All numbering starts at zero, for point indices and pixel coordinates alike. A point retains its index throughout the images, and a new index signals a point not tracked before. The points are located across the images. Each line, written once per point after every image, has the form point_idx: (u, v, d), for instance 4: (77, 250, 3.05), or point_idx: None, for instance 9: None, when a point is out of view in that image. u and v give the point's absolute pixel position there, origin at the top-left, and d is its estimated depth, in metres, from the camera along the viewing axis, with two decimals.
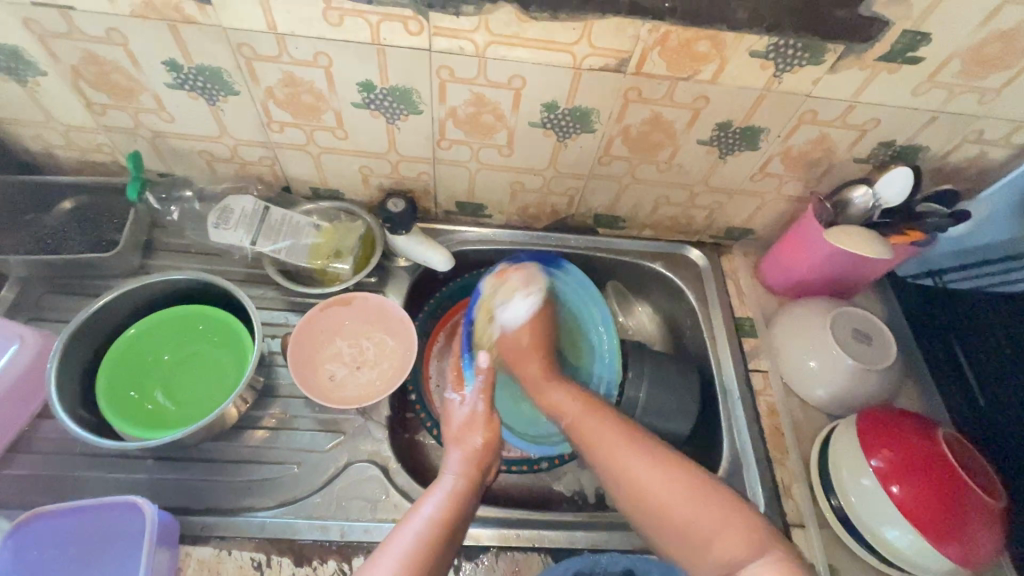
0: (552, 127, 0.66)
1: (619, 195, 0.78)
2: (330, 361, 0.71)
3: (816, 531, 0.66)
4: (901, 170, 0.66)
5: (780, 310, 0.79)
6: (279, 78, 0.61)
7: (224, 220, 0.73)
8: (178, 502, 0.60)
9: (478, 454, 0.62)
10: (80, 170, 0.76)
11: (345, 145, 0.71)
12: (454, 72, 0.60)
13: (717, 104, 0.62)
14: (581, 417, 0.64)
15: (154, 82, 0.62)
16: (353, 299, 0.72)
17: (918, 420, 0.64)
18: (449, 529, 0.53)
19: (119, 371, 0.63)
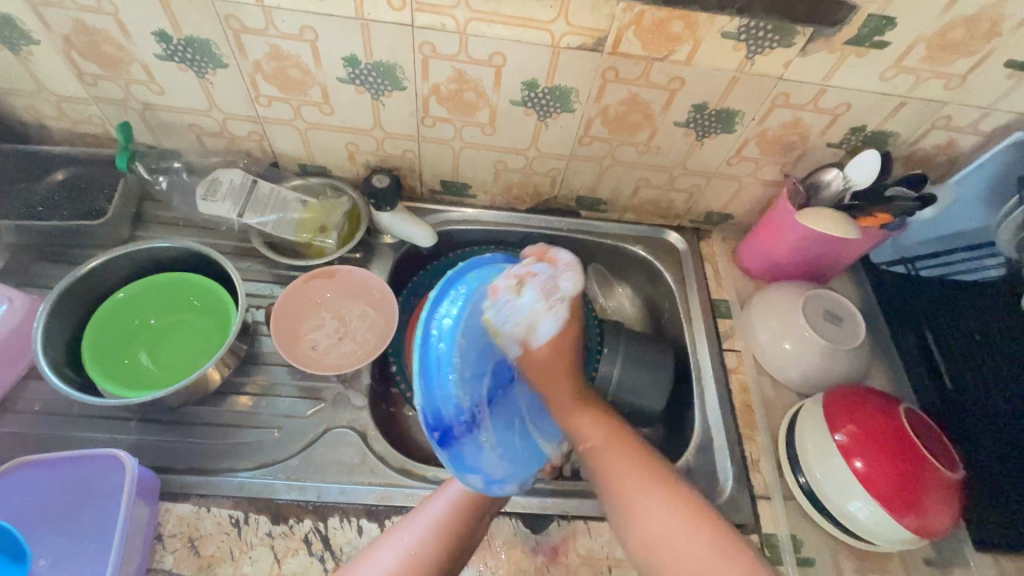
0: (533, 106, 0.68)
1: (600, 177, 0.79)
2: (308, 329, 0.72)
3: (782, 504, 0.68)
4: (868, 153, 0.68)
5: (756, 293, 0.81)
6: (266, 51, 0.63)
7: (212, 192, 0.74)
8: (158, 462, 0.62)
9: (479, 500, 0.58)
10: (71, 141, 0.77)
11: (332, 121, 0.72)
12: (436, 49, 0.61)
13: (692, 85, 0.64)
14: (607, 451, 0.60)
15: (144, 54, 0.64)
16: (336, 271, 0.74)
17: (878, 396, 0.66)
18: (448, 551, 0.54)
19: (106, 334, 0.64)
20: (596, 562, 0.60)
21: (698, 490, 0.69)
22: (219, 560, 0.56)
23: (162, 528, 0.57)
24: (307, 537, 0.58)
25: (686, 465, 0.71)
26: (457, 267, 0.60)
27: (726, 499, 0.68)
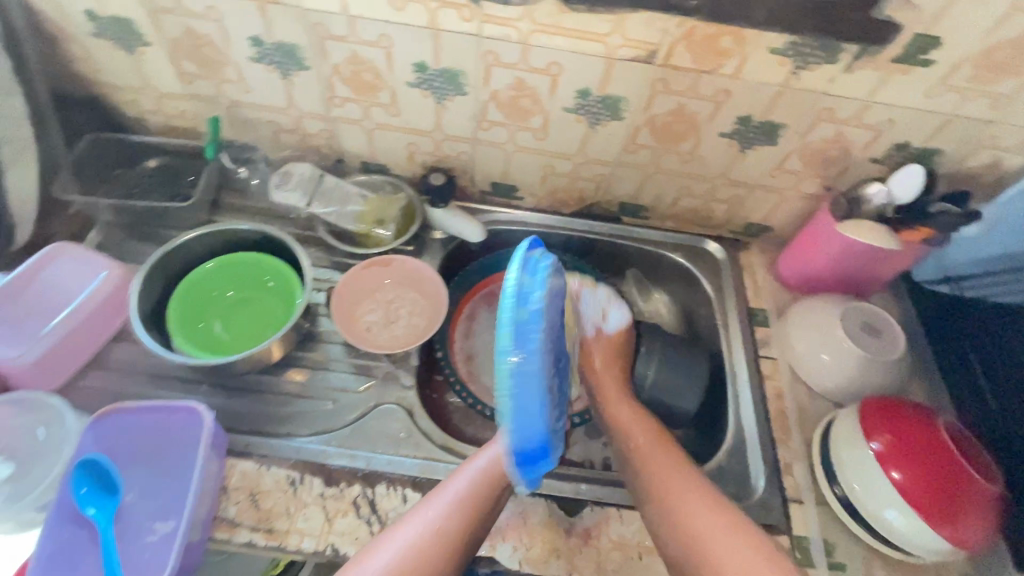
0: (584, 114, 0.72)
1: (644, 184, 0.83)
2: (361, 311, 0.78)
3: (814, 508, 0.68)
4: (913, 168, 0.69)
5: (793, 304, 0.83)
6: (345, 56, 0.70)
7: (285, 181, 0.82)
8: (225, 422, 0.68)
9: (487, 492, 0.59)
10: (163, 134, 0.86)
11: (396, 123, 0.78)
12: (499, 57, 0.67)
13: (738, 98, 0.67)
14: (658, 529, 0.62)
15: (239, 56, 0.72)
16: (391, 261, 0.79)
17: (915, 408, 0.67)
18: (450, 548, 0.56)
19: (188, 300, 0.71)
20: (627, 547, 0.62)
21: (729, 489, 0.71)
22: (277, 514, 0.61)
23: (227, 481, 0.63)
24: (356, 501, 0.63)
25: (718, 465, 0.73)
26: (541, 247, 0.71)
27: (757, 499, 0.69)
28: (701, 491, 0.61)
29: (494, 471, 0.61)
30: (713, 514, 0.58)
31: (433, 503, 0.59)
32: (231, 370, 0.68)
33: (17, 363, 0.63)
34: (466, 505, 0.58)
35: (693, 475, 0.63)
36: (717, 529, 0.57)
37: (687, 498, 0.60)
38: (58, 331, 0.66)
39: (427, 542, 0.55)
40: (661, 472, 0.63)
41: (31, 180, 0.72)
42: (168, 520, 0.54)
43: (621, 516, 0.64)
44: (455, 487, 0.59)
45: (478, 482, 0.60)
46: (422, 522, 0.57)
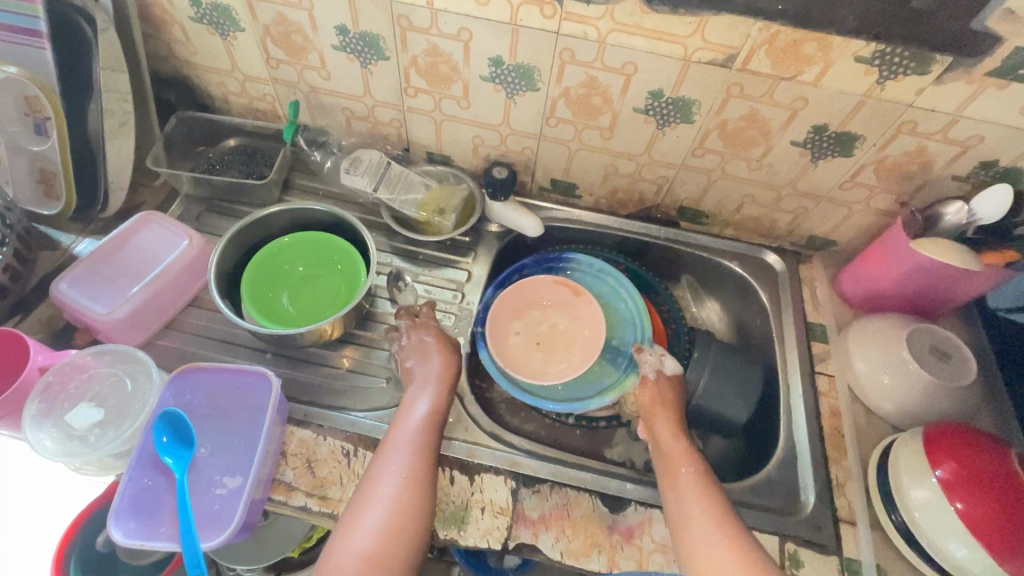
0: (654, 115, 0.73)
1: (707, 188, 0.82)
2: (577, 345, 0.80)
3: (867, 531, 0.66)
4: (1001, 189, 0.65)
5: (855, 321, 0.80)
6: (424, 47, 0.72)
7: (354, 167, 0.85)
8: (286, 391, 0.71)
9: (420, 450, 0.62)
10: (244, 115, 0.91)
11: (465, 115, 0.81)
12: (575, 55, 0.68)
13: (815, 106, 0.66)
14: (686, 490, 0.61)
15: (324, 44, 0.75)
16: (584, 295, 0.82)
17: (987, 437, 0.63)
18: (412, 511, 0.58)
19: (263, 270, 0.75)
20: (670, 551, 0.62)
21: (777, 503, 0.69)
22: (331, 482, 0.64)
23: (286, 447, 0.66)
24: None
25: (766, 478, 0.71)
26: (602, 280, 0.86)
27: (807, 515, 0.67)
28: (703, 502, 0.60)
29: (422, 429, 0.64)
30: (713, 521, 0.58)
31: (377, 486, 0.59)
32: (296, 342, 0.71)
33: (107, 319, 0.68)
34: (409, 472, 0.60)
35: (702, 482, 0.62)
36: (706, 541, 0.57)
37: (690, 504, 0.60)
38: (142, 292, 0.71)
39: (391, 518, 0.57)
40: (668, 474, 0.64)
41: (128, 150, 0.77)
42: (235, 475, 0.57)
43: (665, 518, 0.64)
44: (394, 464, 0.61)
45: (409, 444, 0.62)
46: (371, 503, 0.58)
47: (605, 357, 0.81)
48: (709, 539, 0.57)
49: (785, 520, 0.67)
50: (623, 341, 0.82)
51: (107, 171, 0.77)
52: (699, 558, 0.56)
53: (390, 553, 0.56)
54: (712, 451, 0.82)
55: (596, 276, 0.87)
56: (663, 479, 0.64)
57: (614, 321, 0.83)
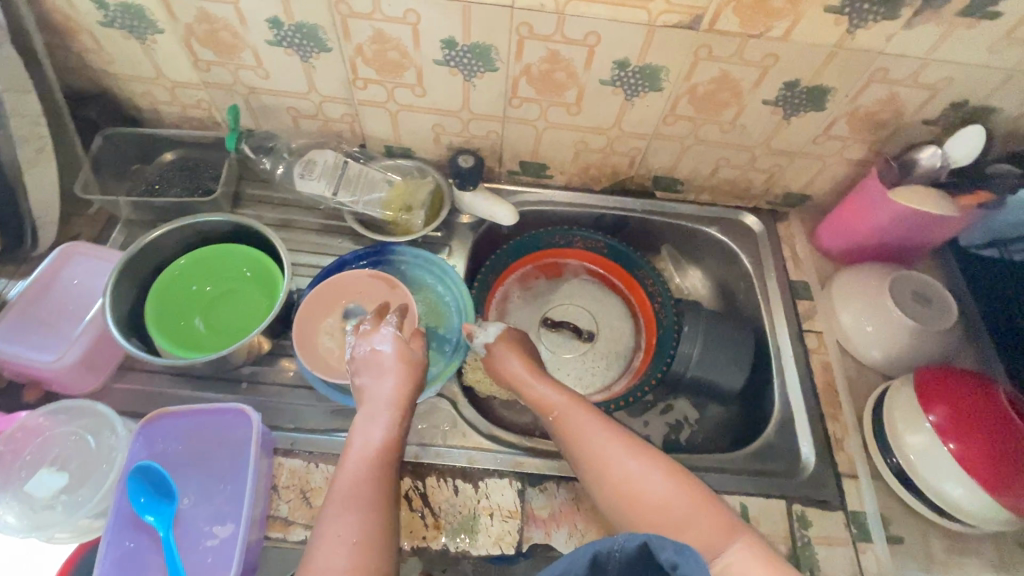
0: (621, 85, 0.69)
1: (680, 156, 0.80)
2: None
3: (867, 482, 0.67)
4: (974, 129, 0.65)
5: (838, 274, 0.80)
6: (369, 34, 0.66)
7: (309, 171, 0.79)
8: (267, 419, 0.67)
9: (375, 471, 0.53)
10: (179, 125, 0.83)
11: (422, 103, 0.75)
12: (533, 29, 0.63)
13: (785, 62, 0.64)
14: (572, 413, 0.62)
15: (257, 40, 0.68)
16: (399, 288, 0.73)
17: (975, 377, 0.64)
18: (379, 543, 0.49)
19: (166, 298, 0.69)
20: None
21: (780, 466, 0.70)
22: None
23: (277, 480, 0.62)
24: (408, 494, 0.62)
25: (767, 442, 0.71)
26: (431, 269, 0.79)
27: (809, 474, 0.68)
28: (619, 438, 0.58)
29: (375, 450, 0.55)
30: (630, 453, 0.57)
31: (331, 520, 0.49)
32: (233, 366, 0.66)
33: (55, 367, 0.62)
34: (368, 495, 0.51)
35: (604, 421, 0.60)
36: (631, 473, 0.55)
37: (603, 443, 0.58)
38: (89, 331, 0.64)
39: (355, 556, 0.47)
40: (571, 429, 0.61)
41: (50, 180, 0.69)
42: (226, 523, 0.54)
43: None
44: (344, 488, 0.52)
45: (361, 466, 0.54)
46: (340, 496, 0.51)
47: (433, 347, 0.73)
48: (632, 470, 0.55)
49: (790, 483, 0.67)
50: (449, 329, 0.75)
51: (30, 206, 0.69)
52: (630, 491, 0.55)
53: (364, 554, 0.47)
54: (711, 419, 0.82)
55: (422, 267, 0.79)
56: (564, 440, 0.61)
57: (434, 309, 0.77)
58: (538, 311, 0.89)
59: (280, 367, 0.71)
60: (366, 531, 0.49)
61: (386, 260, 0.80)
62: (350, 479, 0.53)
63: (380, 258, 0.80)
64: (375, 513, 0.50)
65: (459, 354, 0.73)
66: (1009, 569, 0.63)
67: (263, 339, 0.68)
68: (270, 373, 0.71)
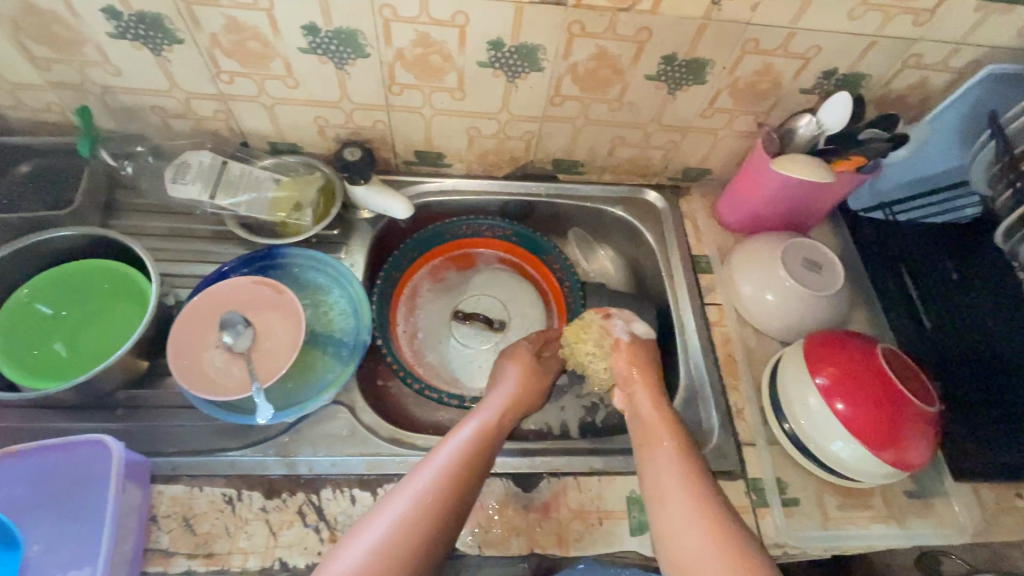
0: (501, 67, 0.67)
1: (575, 137, 0.79)
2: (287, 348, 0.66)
3: (766, 448, 0.69)
4: (840, 96, 0.67)
5: (736, 246, 0.81)
6: (222, 23, 0.61)
7: (181, 175, 0.73)
8: (146, 446, 0.62)
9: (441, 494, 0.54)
10: (32, 131, 0.75)
11: (298, 95, 0.71)
12: (397, 11, 0.60)
13: (659, 36, 0.63)
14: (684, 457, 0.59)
15: (96, 32, 0.62)
16: (287, 292, 0.69)
17: (857, 337, 0.66)
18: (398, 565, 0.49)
19: (18, 327, 0.63)
20: (587, 514, 0.62)
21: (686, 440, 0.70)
22: (215, 537, 0.57)
23: (156, 510, 0.58)
24: (301, 509, 0.59)
25: None
26: (324, 270, 0.75)
27: (712, 446, 0.69)
28: (683, 477, 0.57)
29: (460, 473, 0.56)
30: (688, 497, 0.55)
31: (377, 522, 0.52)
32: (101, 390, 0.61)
33: None
34: (425, 510, 0.52)
35: (683, 457, 0.59)
36: (683, 519, 0.54)
37: (665, 473, 0.58)
38: None
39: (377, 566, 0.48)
40: (645, 446, 0.62)
41: None
42: (82, 566, 0.50)
43: (579, 484, 0.64)
44: (399, 498, 0.53)
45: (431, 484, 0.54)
46: (411, 492, 0.53)
47: (327, 352, 0.70)
48: (686, 520, 0.54)
49: None
50: (346, 331, 0.72)
51: None
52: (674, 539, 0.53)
53: (398, 561, 0.49)
54: None
55: (314, 269, 0.76)
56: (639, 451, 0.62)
57: (328, 312, 0.73)
58: (448, 302, 0.87)
59: (161, 387, 0.66)
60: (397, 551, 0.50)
61: (274, 265, 0.76)
62: (438, 482, 0.54)
63: (269, 262, 0.76)
64: (440, 516, 0.52)
65: (356, 356, 0.70)
66: (895, 518, 0.66)
67: (134, 359, 0.63)
68: (150, 395, 0.66)
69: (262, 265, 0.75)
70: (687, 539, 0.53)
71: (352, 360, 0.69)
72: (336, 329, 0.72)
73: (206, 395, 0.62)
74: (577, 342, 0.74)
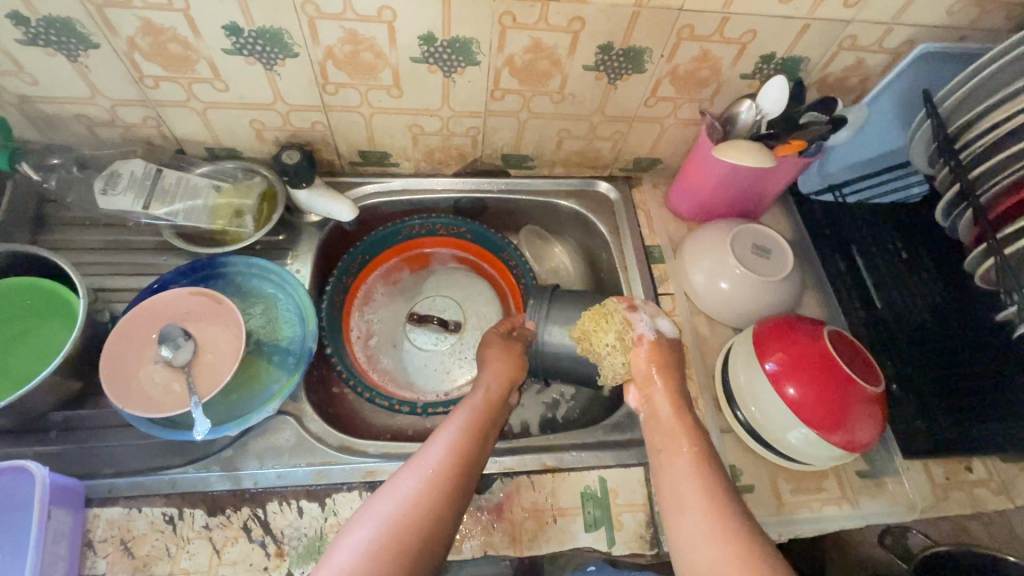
0: (436, 62, 0.65)
1: (521, 131, 0.77)
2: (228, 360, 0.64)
3: (720, 436, 0.69)
4: (776, 80, 0.67)
5: (688, 235, 0.81)
6: (138, 25, 0.58)
7: (111, 185, 0.70)
8: (81, 468, 0.60)
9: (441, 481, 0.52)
10: None
11: (228, 98, 0.68)
12: (320, 8, 0.58)
13: (593, 26, 0.62)
14: (701, 468, 0.56)
15: (4, 39, 0.59)
16: (226, 302, 0.67)
17: (805, 322, 0.66)
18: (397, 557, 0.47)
19: None
20: (541, 513, 0.61)
21: None
22: (155, 559, 0.55)
23: (91, 535, 0.56)
24: (246, 525, 0.58)
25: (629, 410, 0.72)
26: (268, 278, 0.73)
27: None
28: (700, 485, 0.54)
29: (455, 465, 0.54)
30: (706, 508, 0.52)
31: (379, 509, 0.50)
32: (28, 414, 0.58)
33: None
34: (426, 497, 0.51)
35: (702, 465, 0.56)
36: (701, 531, 0.50)
37: (684, 482, 0.55)
38: None
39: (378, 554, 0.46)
40: (665, 454, 0.59)
41: None
42: None
43: (533, 482, 0.63)
44: (402, 484, 0.52)
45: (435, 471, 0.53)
46: (411, 479, 0.52)
47: (272, 360, 0.68)
48: (701, 533, 0.50)
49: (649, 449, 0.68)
50: (291, 339, 0.70)
51: None
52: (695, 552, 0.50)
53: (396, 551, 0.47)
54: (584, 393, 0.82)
55: (257, 277, 0.73)
56: (656, 458, 0.59)
57: (273, 321, 0.71)
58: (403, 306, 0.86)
59: (98, 407, 0.64)
60: (396, 539, 0.47)
61: (216, 274, 0.73)
62: (419, 492, 0.51)
63: (211, 272, 0.73)
64: (426, 526, 0.49)
65: (301, 364, 0.68)
66: (848, 499, 0.67)
67: (65, 380, 0.61)
68: (87, 416, 0.63)
69: (202, 275, 0.73)
70: (703, 547, 0.49)
71: (297, 369, 0.67)
72: (281, 337, 0.70)
73: (142, 412, 0.60)
74: (597, 329, 0.66)
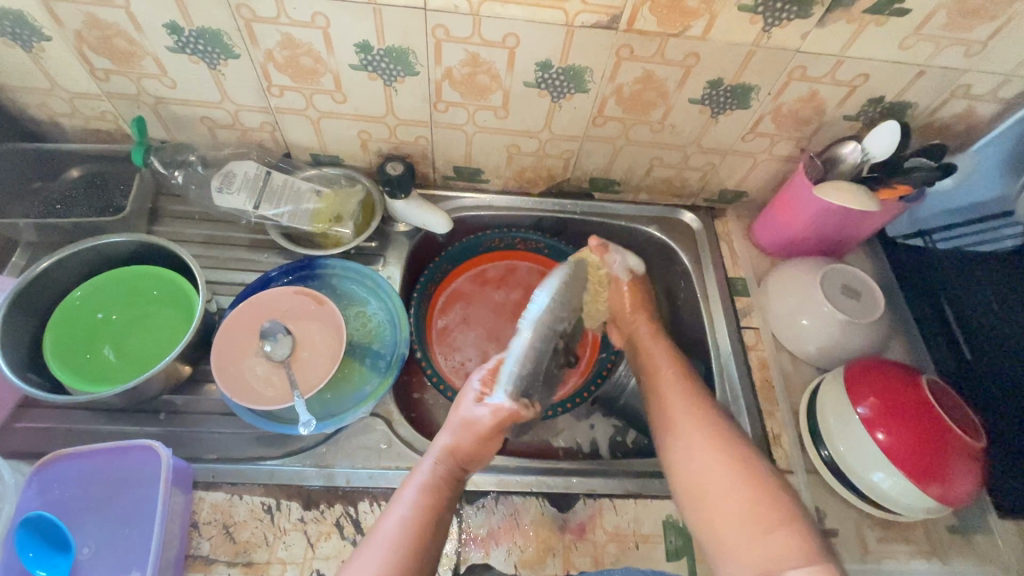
0: (547, 88, 0.67)
1: (614, 156, 0.79)
2: (324, 362, 0.67)
3: (804, 476, 0.69)
4: (889, 124, 0.67)
5: (772, 270, 0.81)
6: (278, 39, 0.62)
7: (227, 184, 0.75)
8: (187, 452, 0.63)
9: (442, 480, 0.57)
10: (85, 138, 0.77)
11: (345, 110, 0.72)
12: (449, 32, 0.61)
13: (708, 61, 0.63)
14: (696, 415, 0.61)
15: (156, 47, 0.63)
16: (328, 303, 0.70)
17: (900, 367, 0.65)
18: (419, 550, 0.51)
19: (69, 330, 0.65)
20: (623, 538, 0.62)
21: None
22: (255, 545, 0.57)
23: (196, 516, 0.58)
24: (339, 521, 0.60)
25: None
26: (366, 284, 0.76)
27: None
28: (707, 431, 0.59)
29: (450, 464, 0.58)
30: (724, 469, 0.56)
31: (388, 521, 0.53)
32: (144, 393, 0.62)
33: None
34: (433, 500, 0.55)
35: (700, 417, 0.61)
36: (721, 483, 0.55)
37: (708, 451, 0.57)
38: None
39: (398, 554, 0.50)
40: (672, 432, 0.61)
41: None
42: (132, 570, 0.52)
43: (615, 505, 0.64)
44: (410, 495, 0.55)
45: (434, 472, 0.57)
46: (420, 486, 0.56)
47: (364, 363, 0.71)
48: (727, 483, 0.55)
49: None
50: (384, 344, 0.72)
51: None
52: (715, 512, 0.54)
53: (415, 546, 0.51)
54: None
55: (354, 280, 0.76)
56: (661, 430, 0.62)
57: (368, 326, 0.74)
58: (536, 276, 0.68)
59: (202, 394, 0.67)
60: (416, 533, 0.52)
61: (316, 275, 0.76)
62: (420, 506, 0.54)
63: (308, 272, 0.76)
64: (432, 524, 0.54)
65: (392, 370, 0.70)
66: (935, 553, 0.65)
67: (181, 365, 0.64)
68: (192, 401, 0.66)
69: (304, 275, 0.76)
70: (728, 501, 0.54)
71: (388, 373, 0.69)
72: (376, 342, 0.72)
73: (248, 403, 0.63)
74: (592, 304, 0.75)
